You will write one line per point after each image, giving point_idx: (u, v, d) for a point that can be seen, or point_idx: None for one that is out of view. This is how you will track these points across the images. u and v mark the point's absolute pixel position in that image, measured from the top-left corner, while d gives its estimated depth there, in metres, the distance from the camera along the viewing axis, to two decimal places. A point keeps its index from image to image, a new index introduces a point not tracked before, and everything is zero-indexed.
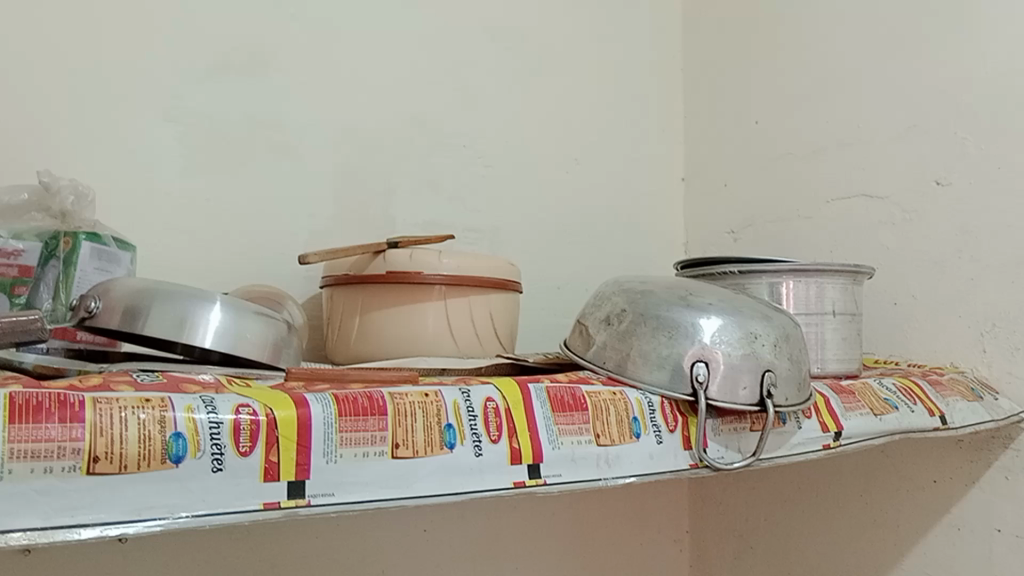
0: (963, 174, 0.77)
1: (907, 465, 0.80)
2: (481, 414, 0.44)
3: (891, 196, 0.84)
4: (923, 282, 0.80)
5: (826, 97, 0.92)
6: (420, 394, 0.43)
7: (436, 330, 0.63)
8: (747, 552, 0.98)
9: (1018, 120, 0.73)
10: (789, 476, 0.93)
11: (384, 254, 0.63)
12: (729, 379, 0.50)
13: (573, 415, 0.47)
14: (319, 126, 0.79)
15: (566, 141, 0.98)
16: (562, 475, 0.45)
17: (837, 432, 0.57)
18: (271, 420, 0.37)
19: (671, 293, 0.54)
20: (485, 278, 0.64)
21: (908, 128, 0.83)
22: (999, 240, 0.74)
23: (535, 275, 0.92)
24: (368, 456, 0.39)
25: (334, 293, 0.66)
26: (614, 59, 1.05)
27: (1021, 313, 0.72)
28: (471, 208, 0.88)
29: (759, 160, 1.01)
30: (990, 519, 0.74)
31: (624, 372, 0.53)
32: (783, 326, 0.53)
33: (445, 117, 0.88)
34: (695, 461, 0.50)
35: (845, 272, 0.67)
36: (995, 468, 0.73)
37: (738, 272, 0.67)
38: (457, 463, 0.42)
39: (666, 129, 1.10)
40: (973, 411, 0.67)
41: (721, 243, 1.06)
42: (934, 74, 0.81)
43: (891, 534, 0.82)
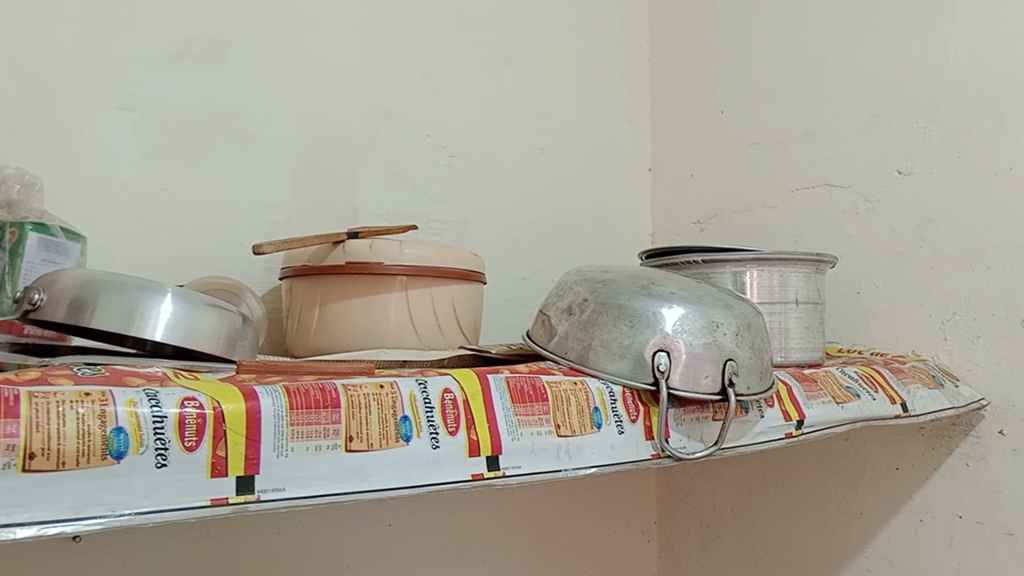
0: (925, 163, 0.78)
1: (871, 453, 0.81)
2: (438, 405, 0.43)
3: (854, 186, 0.84)
4: (885, 272, 0.81)
5: (791, 88, 0.93)
6: (375, 386, 0.42)
7: (397, 322, 0.62)
8: (713, 542, 0.98)
9: (979, 111, 0.74)
10: (755, 466, 0.93)
11: (344, 245, 0.62)
12: (691, 368, 0.49)
13: (533, 406, 0.47)
14: (280, 114, 0.77)
15: (533, 131, 0.97)
16: (521, 467, 0.44)
17: (800, 421, 0.57)
18: (218, 414, 0.36)
19: (633, 282, 0.54)
20: (447, 268, 0.63)
21: (871, 119, 0.83)
22: (960, 229, 0.74)
23: (502, 267, 0.91)
24: (321, 450, 0.39)
25: (293, 284, 0.65)
26: (581, 49, 1.04)
27: (981, 301, 0.73)
28: (436, 199, 0.87)
29: (726, 150, 1.01)
30: (952, 505, 0.74)
31: (586, 363, 0.52)
32: (745, 315, 0.53)
33: (410, 107, 0.86)
34: (657, 451, 0.50)
35: (808, 261, 0.67)
36: (956, 455, 0.74)
37: (702, 261, 0.67)
38: (414, 456, 0.41)
39: (633, 120, 1.10)
40: (933, 398, 0.67)
41: (687, 234, 1.05)
42: (897, 65, 0.81)
43: (854, 521, 0.83)
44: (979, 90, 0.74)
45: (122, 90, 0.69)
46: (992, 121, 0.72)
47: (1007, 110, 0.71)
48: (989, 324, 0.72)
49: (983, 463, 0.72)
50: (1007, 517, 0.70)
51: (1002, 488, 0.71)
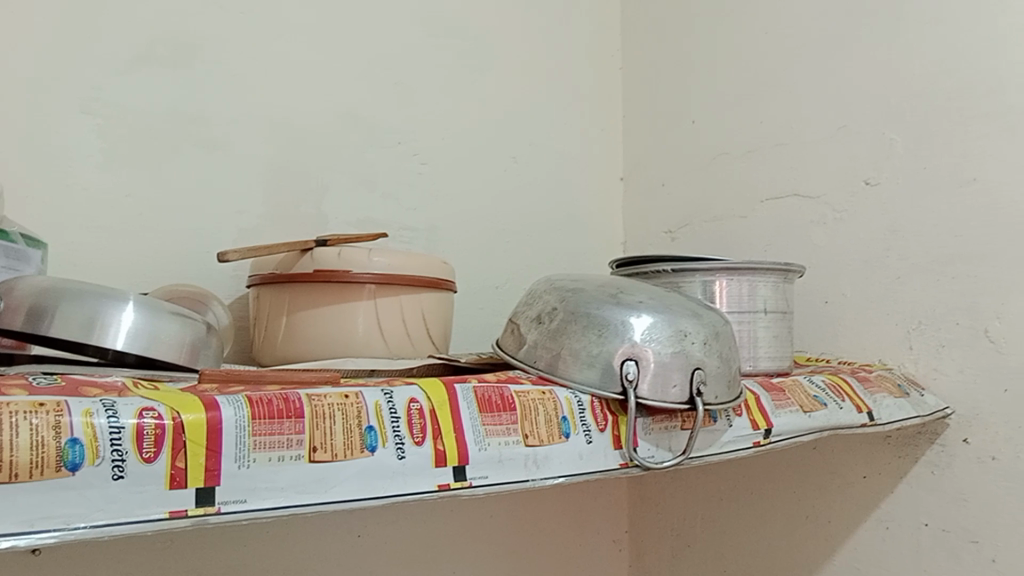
0: (891, 174, 0.79)
1: (839, 460, 0.81)
2: (404, 415, 0.43)
3: (822, 196, 0.85)
4: (853, 281, 0.81)
5: (760, 98, 0.94)
6: (340, 396, 0.42)
7: (366, 331, 0.62)
8: (684, 550, 0.98)
9: (943, 122, 0.75)
10: (726, 474, 0.94)
11: (311, 252, 0.61)
12: (659, 377, 0.49)
13: (501, 416, 0.46)
14: (249, 120, 0.77)
15: (505, 139, 0.97)
16: (489, 477, 0.44)
17: (767, 430, 0.58)
18: (178, 424, 0.35)
19: (602, 291, 0.54)
20: (417, 277, 0.63)
21: (839, 129, 0.84)
22: (925, 239, 0.75)
23: (473, 275, 0.91)
24: (284, 461, 0.38)
25: (260, 292, 0.64)
26: (554, 58, 1.05)
27: (946, 311, 0.73)
28: (407, 207, 0.87)
29: (696, 159, 1.01)
30: (918, 513, 0.75)
31: (555, 372, 0.52)
32: (713, 324, 0.53)
33: (381, 113, 0.86)
34: (625, 460, 0.50)
35: (776, 270, 0.68)
36: (922, 463, 0.75)
37: (672, 270, 0.67)
38: (379, 466, 0.41)
39: (605, 129, 1.10)
40: (899, 407, 0.68)
41: (659, 242, 1.06)
42: (864, 77, 0.82)
43: (822, 529, 0.83)
44: (944, 101, 0.75)
45: (86, 94, 0.68)
46: (956, 133, 0.74)
47: (971, 122, 0.73)
48: (954, 333, 0.73)
49: (949, 471, 0.73)
50: (972, 524, 0.71)
51: (967, 496, 0.72)
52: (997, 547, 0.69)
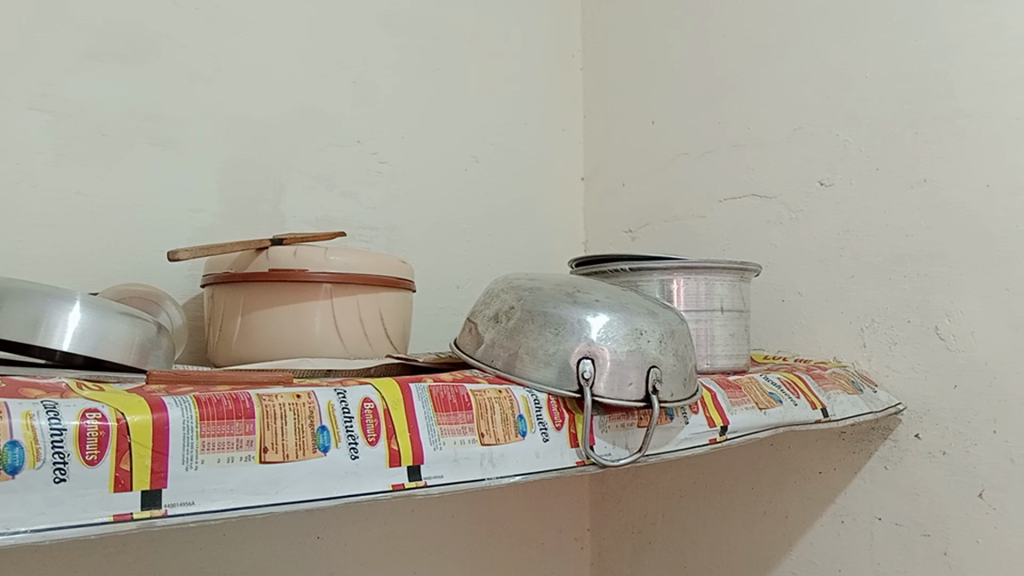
0: (845, 175, 0.80)
1: (795, 457, 0.83)
2: (357, 415, 0.43)
3: (778, 196, 0.86)
4: (809, 280, 0.83)
5: (718, 100, 0.95)
6: (292, 396, 0.41)
7: (322, 330, 0.61)
8: (645, 547, 0.99)
9: (895, 124, 0.76)
10: (685, 471, 0.94)
11: (267, 251, 0.61)
12: (615, 375, 0.50)
13: (456, 415, 0.46)
14: (205, 118, 0.75)
15: (466, 138, 0.97)
16: (444, 476, 0.44)
17: (723, 427, 0.58)
18: (122, 426, 0.35)
19: (559, 289, 0.54)
20: (374, 276, 0.63)
21: (794, 131, 0.85)
22: (878, 238, 0.77)
23: (434, 275, 0.91)
24: (233, 462, 0.37)
25: (215, 292, 0.63)
26: (515, 58, 1.05)
27: (897, 309, 0.75)
28: (367, 206, 0.86)
29: (655, 160, 1.02)
30: (872, 507, 0.77)
31: (512, 370, 0.52)
32: (669, 322, 0.54)
33: (340, 112, 0.85)
34: (582, 458, 0.50)
35: (732, 269, 0.68)
36: (875, 458, 0.76)
37: (629, 269, 0.67)
38: (332, 466, 0.40)
39: (566, 129, 1.11)
40: (852, 403, 0.69)
41: (619, 242, 1.06)
42: (819, 79, 0.84)
43: (780, 525, 0.84)
44: (895, 103, 0.76)
45: (36, 90, 0.66)
46: (907, 135, 0.75)
47: (922, 124, 0.74)
48: (905, 331, 0.74)
49: (900, 466, 0.74)
50: (923, 518, 0.73)
51: (919, 490, 0.73)
52: (947, 540, 0.71)
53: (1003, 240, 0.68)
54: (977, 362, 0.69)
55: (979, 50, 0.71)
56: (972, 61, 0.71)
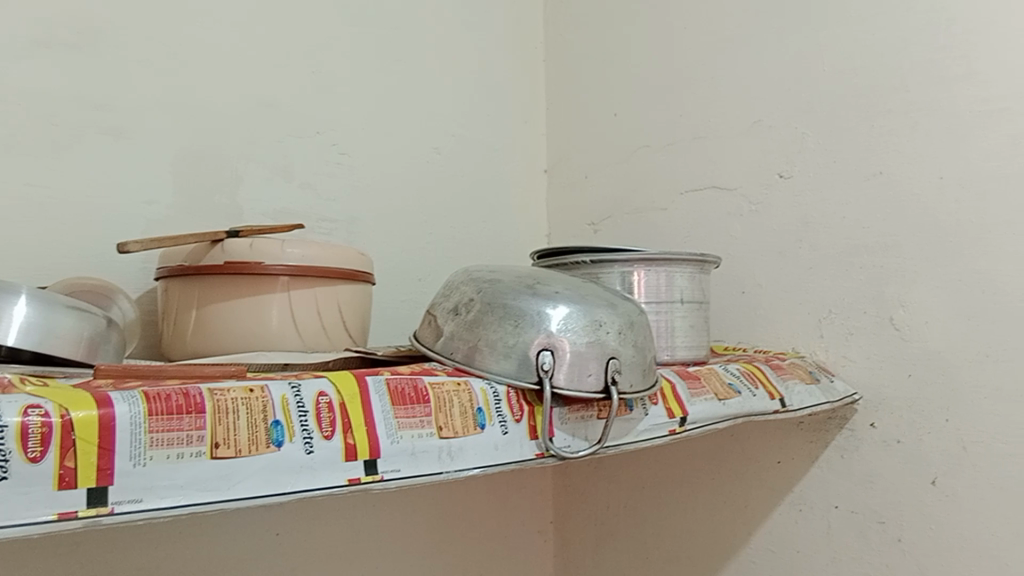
0: (803, 168, 0.81)
1: (753, 446, 0.84)
2: (313, 409, 0.42)
3: (738, 188, 0.87)
4: (768, 271, 0.83)
5: (679, 92, 0.95)
6: (244, 390, 0.41)
7: (279, 324, 0.60)
8: (608, 539, 0.99)
9: (851, 118, 0.77)
10: (648, 462, 0.95)
11: (222, 243, 0.59)
12: (575, 367, 0.50)
13: (414, 408, 0.46)
14: (160, 107, 0.74)
15: (427, 129, 0.96)
16: (401, 470, 0.43)
17: (682, 417, 0.58)
18: (67, 422, 0.34)
19: (519, 281, 0.54)
20: (332, 268, 0.62)
21: (754, 124, 0.86)
22: (835, 230, 0.78)
23: (396, 268, 0.90)
24: (183, 458, 0.37)
25: (169, 285, 0.62)
26: (478, 50, 1.04)
27: (854, 300, 0.76)
28: (327, 198, 0.85)
29: (617, 152, 1.02)
30: (829, 495, 0.78)
31: (472, 363, 0.52)
32: (629, 314, 0.54)
33: (299, 103, 0.84)
34: (541, 451, 0.50)
35: (692, 261, 0.69)
36: (832, 447, 0.78)
37: (590, 261, 0.67)
38: (286, 461, 0.40)
39: (528, 121, 1.10)
40: (810, 393, 0.70)
41: (582, 234, 1.06)
42: (777, 72, 0.85)
43: (739, 514, 0.85)
44: (851, 97, 0.78)
45: None
46: (863, 128, 0.76)
47: (877, 117, 0.75)
48: (861, 322, 0.75)
49: (856, 454, 0.76)
50: (878, 505, 0.74)
51: (874, 478, 0.74)
52: (902, 527, 0.72)
53: (954, 231, 0.69)
54: (930, 351, 0.71)
55: (931, 45, 0.72)
56: (924, 56, 0.72)
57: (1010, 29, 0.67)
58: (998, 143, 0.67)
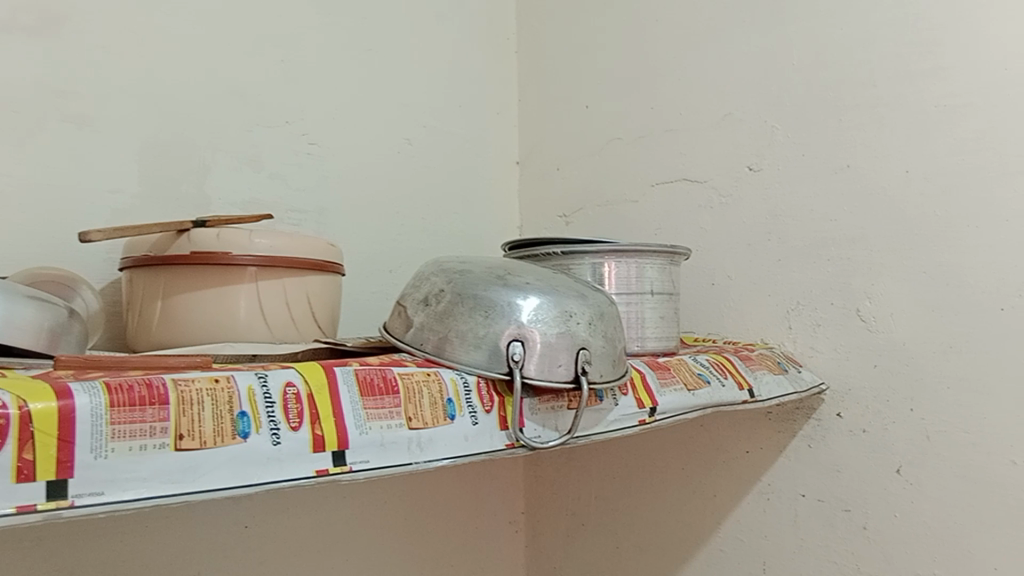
0: (772, 161, 0.82)
1: (722, 436, 0.84)
2: (279, 399, 0.42)
3: (709, 180, 0.88)
4: (737, 263, 0.84)
5: (651, 85, 0.95)
6: (209, 381, 0.40)
7: (247, 315, 0.59)
8: (578, 529, 1.00)
9: (820, 111, 0.78)
10: (618, 453, 0.95)
11: (188, 233, 0.59)
12: (546, 357, 0.49)
13: (383, 399, 0.46)
14: (125, 95, 0.72)
15: (398, 120, 0.96)
16: (369, 461, 0.43)
17: (652, 408, 0.59)
18: (25, 414, 0.33)
19: (489, 272, 0.54)
20: (301, 259, 0.61)
21: (724, 116, 0.87)
22: (803, 223, 0.79)
23: (366, 259, 0.90)
24: (146, 450, 0.36)
25: (133, 276, 0.61)
26: (450, 41, 1.03)
27: (822, 292, 0.77)
28: (296, 188, 0.84)
29: (589, 145, 1.02)
30: (796, 484, 0.79)
31: (442, 354, 0.51)
32: (599, 304, 0.54)
33: (268, 92, 0.83)
34: (511, 441, 0.50)
35: (662, 253, 0.69)
36: (799, 437, 0.79)
37: (561, 253, 0.67)
38: (252, 453, 0.39)
39: (500, 112, 1.10)
40: (778, 383, 0.71)
41: (554, 226, 1.06)
42: (748, 66, 0.85)
43: (708, 503, 0.86)
44: (820, 91, 0.78)
45: None
46: (831, 122, 0.77)
47: (845, 111, 0.76)
48: (829, 313, 0.76)
49: (823, 444, 0.77)
50: (844, 494, 0.75)
51: (840, 467, 0.75)
52: (867, 515, 0.73)
53: (920, 224, 0.70)
54: (895, 342, 0.72)
55: (899, 40, 0.73)
56: (892, 51, 0.73)
57: (976, 25, 0.68)
58: (963, 137, 0.68)
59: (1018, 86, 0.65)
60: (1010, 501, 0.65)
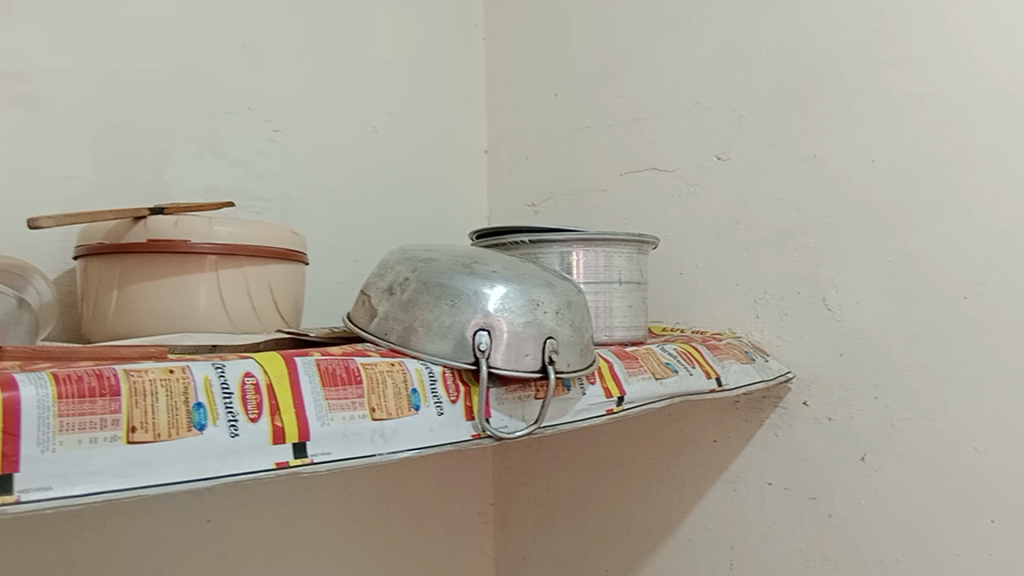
0: (740, 150, 0.82)
1: (690, 425, 0.85)
2: (238, 390, 0.41)
3: (677, 169, 0.87)
4: (705, 253, 0.84)
5: (620, 73, 0.95)
6: (164, 371, 0.39)
7: (207, 305, 0.58)
8: (547, 519, 1.00)
9: (788, 101, 0.78)
10: (588, 443, 0.95)
11: (145, 221, 0.57)
12: (513, 347, 0.49)
13: (346, 389, 0.45)
14: (79, 79, 0.70)
15: (364, 107, 0.94)
16: (332, 453, 0.42)
17: (620, 398, 0.58)
18: None
19: (456, 261, 0.53)
20: (262, 247, 0.60)
21: (693, 105, 0.86)
22: (770, 213, 0.79)
23: (330, 249, 0.88)
24: (96, 443, 0.35)
25: (88, 264, 0.59)
26: (417, 27, 1.02)
27: (789, 281, 0.77)
28: (259, 176, 0.82)
29: (557, 134, 1.02)
30: (762, 473, 0.79)
31: (406, 344, 0.51)
32: (566, 294, 0.53)
33: (229, 77, 0.81)
34: (477, 431, 0.49)
35: (631, 242, 0.69)
36: (766, 426, 0.79)
37: (529, 241, 0.67)
38: (209, 445, 0.38)
39: (468, 100, 1.09)
40: (745, 372, 0.71)
41: (522, 216, 1.06)
42: (716, 55, 0.85)
43: (676, 493, 0.86)
44: (787, 80, 0.78)
45: None
46: (799, 111, 0.77)
47: (812, 101, 0.76)
48: (795, 302, 0.77)
49: (789, 432, 0.77)
50: (809, 482, 0.76)
51: (806, 456, 0.76)
52: (832, 502, 0.74)
53: (885, 213, 0.71)
54: (860, 331, 0.72)
55: (865, 29, 0.73)
56: (858, 40, 0.73)
57: (941, 15, 0.68)
58: (928, 127, 0.68)
59: (983, 76, 0.65)
60: (972, 486, 0.65)
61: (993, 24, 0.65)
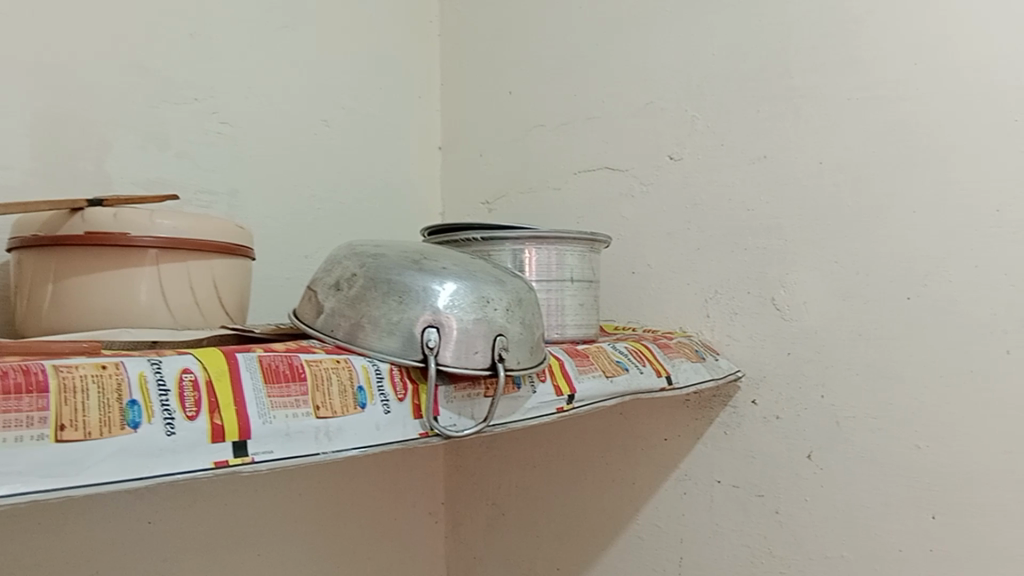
0: (692, 149, 0.82)
1: (641, 423, 0.85)
2: (174, 387, 0.39)
3: (630, 169, 0.88)
4: (657, 252, 0.85)
5: (574, 71, 0.95)
6: (95, 367, 0.38)
7: (148, 299, 0.56)
8: (498, 518, 0.99)
9: (739, 101, 0.79)
10: (540, 441, 0.95)
11: (83, 212, 0.55)
12: (462, 344, 0.48)
13: (289, 386, 0.44)
14: (15, 65, 0.67)
15: (315, 101, 0.93)
16: (273, 451, 0.41)
17: (570, 395, 0.58)
18: None
19: (405, 257, 0.52)
20: (206, 241, 0.58)
21: (646, 105, 0.87)
22: (721, 213, 0.80)
23: (279, 244, 0.87)
24: (22, 441, 0.33)
25: (22, 257, 0.57)
26: (370, 21, 1.01)
27: (738, 280, 0.78)
28: (205, 169, 0.80)
29: (512, 131, 1.01)
30: (712, 471, 0.80)
31: (353, 341, 0.50)
32: (517, 291, 0.53)
33: (175, 66, 0.79)
34: (425, 430, 0.48)
35: (583, 240, 0.68)
36: (716, 424, 0.80)
37: (480, 239, 0.66)
38: (144, 443, 0.37)
39: (422, 96, 1.08)
40: (695, 370, 0.71)
41: (476, 213, 1.05)
42: (669, 55, 0.85)
43: (628, 491, 0.86)
44: (739, 82, 0.79)
45: None
46: (750, 113, 0.78)
47: (763, 102, 0.77)
48: (745, 301, 0.77)
49: (739, 430, 0.78)
50: (757, 479, 0.76)
51: (754, 454, 0.77)
52: (779, 499, 0.75)
53: (833, 215, 0.72)
54: (808, 330, 0.73)
55: (814, 32, 0.74)
56: (808, 44, 0.74)
57: (888, 20, 0.69)
58: (874, 130, 0.70)
59: (927, 80, 0.67)
60: (914, 482, 0.67)
61: (938, 29, 0.67)
